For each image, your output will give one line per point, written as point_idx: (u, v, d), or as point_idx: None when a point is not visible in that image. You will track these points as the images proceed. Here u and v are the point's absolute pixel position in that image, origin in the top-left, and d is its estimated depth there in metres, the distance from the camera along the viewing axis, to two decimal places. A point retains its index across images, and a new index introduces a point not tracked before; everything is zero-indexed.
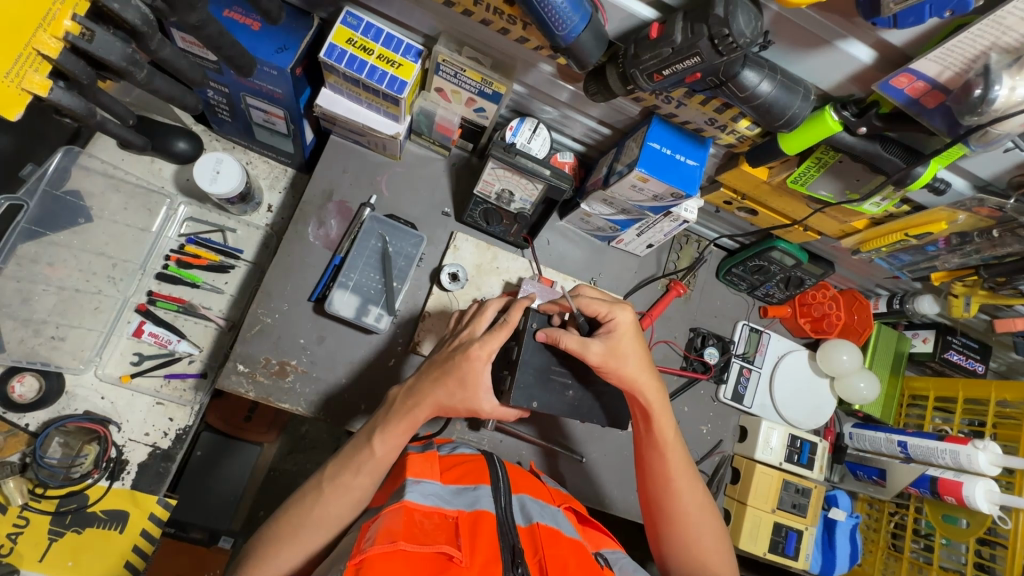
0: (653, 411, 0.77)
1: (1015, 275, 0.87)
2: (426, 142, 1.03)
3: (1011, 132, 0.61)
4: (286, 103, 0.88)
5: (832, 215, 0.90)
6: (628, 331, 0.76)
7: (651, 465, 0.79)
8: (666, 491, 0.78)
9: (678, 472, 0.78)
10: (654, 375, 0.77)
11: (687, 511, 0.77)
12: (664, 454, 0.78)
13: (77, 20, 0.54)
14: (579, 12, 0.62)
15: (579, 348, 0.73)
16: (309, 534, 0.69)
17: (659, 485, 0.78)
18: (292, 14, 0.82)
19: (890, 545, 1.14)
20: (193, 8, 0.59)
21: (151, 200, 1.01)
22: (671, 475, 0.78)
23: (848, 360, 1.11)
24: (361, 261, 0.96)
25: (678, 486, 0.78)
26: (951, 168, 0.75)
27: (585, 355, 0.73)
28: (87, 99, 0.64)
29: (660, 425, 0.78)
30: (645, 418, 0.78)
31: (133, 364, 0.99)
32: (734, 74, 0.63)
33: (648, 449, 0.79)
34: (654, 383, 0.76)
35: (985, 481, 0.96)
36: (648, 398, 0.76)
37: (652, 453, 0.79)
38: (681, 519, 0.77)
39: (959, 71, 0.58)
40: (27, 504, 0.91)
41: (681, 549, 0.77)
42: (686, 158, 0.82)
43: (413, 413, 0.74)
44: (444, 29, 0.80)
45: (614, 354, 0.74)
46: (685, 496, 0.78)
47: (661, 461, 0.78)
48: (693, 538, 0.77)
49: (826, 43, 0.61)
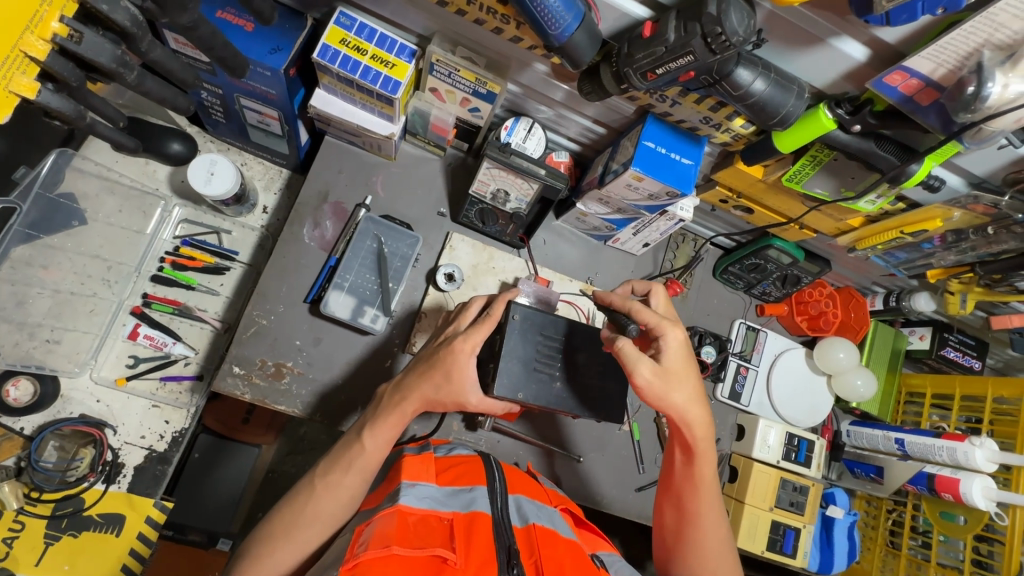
0: (695, 446, 0.76)
1: (1010, 271, 0.87)
2: (421, 143, 1.03)
3: (1006, 129, 0.61)
4: (280, 104, 0.87)
5: (828, 214, 0.90)
6: (676, 352, 0.73)
7: (682, 496, 0.78)
8: (690, 523, 0.76)
9: (708, 509, 0.76)
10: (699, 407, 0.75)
11: (706, 547, 0.75)
12: (698, 488, 0.77)
13: (65, 22, 0.54)
14: (573, 11, 0.62)
15: (627, 364, 0.71)
16: (305, 533, 0.68)
17: (684, 516, 0.77)
18: (285, 14, 0.82)
19: (888, 542, 1.14)
20: (184, 9, 0.59)
21: (146, 202, 1.01)
22: (699, 509, 0.76)
23: (846, 358, 1.11)
24: (356, 262, 0.95)
25: (704, 519, 0.76)
26: (946, 165, 0.75)
27: (630, 371, 0.71)
28: (77, 101, 0.63)
29: (700, 462, 0.76)
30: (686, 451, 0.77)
31: (129, 366, 0.98)
32: (728, 73, 0.63)
33: (682, 480, 0.78)
34: (705, 421, 0.75)
35: (982, 478, 0.96)
36: (694, 434, 0.75)
37: (686, 485, 0.78)
38: (697, 552, 0.75)
39: (953, 68, 0.57)
40: (23, 508, 0.90)
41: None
42: (681, 157, 0.82)
43: (401, 406, 0.74)
44: (438, 29, 0.80)
45: (662, 375, 0.71)
46: (708, 532, 0.76)
47: (692, 495, 0.77)
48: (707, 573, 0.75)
49: (820, 41, 0.60)
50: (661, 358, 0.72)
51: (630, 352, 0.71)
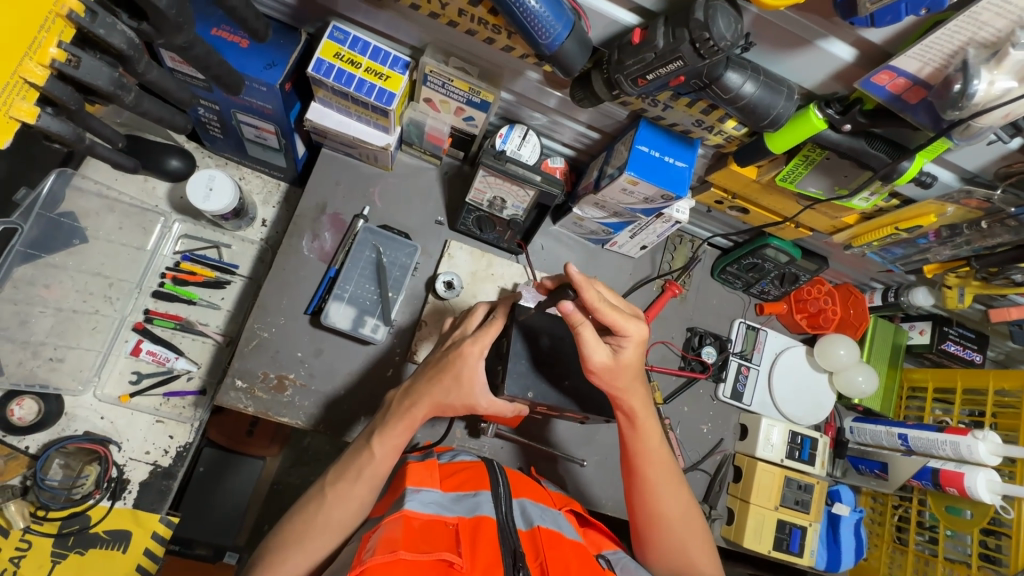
0: (636, 414, 0.74)
1: (1006, 265, 0.86)
2: (417, 152, 1.04)
3: (994, 125, 0.61)
4: (276, 118, 0.88)
5: (823, 212, 0.90)
6: (635, 347, 0.68)
7: (635, 471, 0.77)
8: (648, 495, 0.77)
9: (661, 475, 0.77)
10: (642, 383, 0.73)
11: (671, 513, 0.76)
12: (649, 460, 0.76)
13: (64, 47, 0.54)
14: (563, 20, 0.63)
15: (581, 347, 0.67)
16: (314, 541, 0.68)
17: (641, 489, 0.77)
18: (279, 30, 0.83)
19: (895, 538, 1.13)
20: (180, 30, 0.58)
21: (146, 218, 1.02)
22: (655, 479, 0.77)
23: (846, 355, 1.11)
24: (356, 272, 0.96)
25: (661, 492, 0.77)
26: (937, 162, 0.76)
27: (584, 352, 0.67)
28: (76, 124, 0.63)
29: (644, 430, 0.75)
30: (627, 422, 0.76)
31: (132, 383, 0.99)
32: (717, 76, 0.63)
33: (633, 454, 0.77)
34: (643, 386, 0.73)
35: (986, 472, 0.96)
36: (637, 404, 0.74)
37: (636, 462, 0.77)
38: (664, 523, 0.76)
39: (939, 67, 0.58)
40: (29, 527, 0.90)
41: (664, 549, 0.77)
42: (675, 160, 0.83)
43: (411, 412, 0.74)
44: (431, 40, 0.81)
45: (614, 366, 0.68)
46: (667, 499, 0.77)
47: (645, 467, 0.77)
48: (678, 538, 0.76)
49: (807, 43, 0.61)
50: (619, 352, 0.68)
51: (589, 338, 0.66)
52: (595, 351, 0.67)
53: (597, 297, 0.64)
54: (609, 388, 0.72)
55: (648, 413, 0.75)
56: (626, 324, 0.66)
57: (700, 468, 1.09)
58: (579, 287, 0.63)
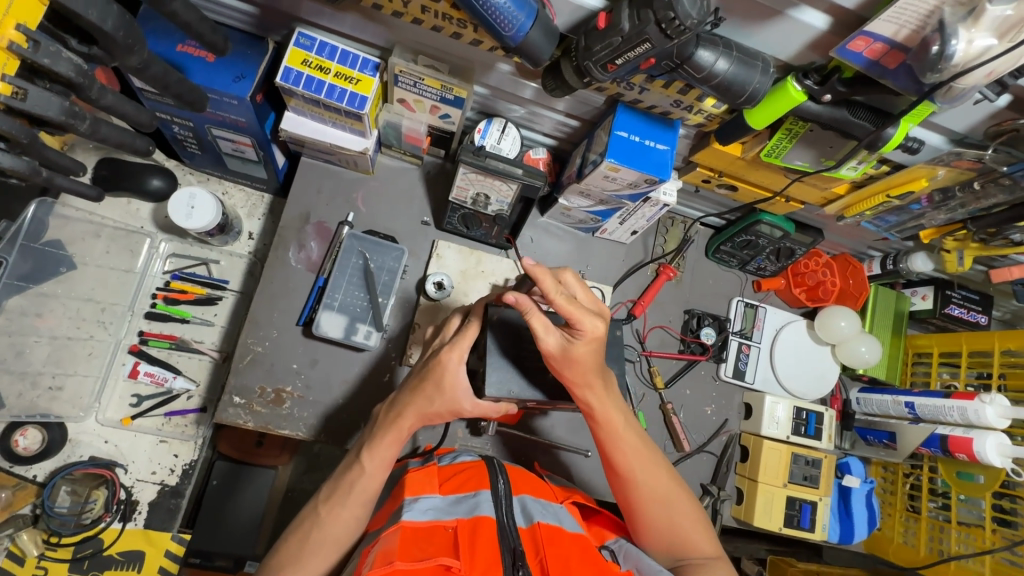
0: (596, 406, 0.72)
1: (1004, 225, 0.84)
2: (398, 154, 1.02)
3: (977, 84, 0.59)
4: (251, 131, 0.87)
5: (812, 184, 0.88)
6: (591, 340, 0.64)
7: (610, 461, 0.76)
8: (629, 482, 0.76)
9: (636, 460, 0.75)
10: (597, 376, 0.70)
11: (654, 495, 0.75)
12: (619, 449, 0.75)
13: (8, 80, 0.52)
14: (525, 9, 0.61)
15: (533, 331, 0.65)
16: (312, 561, 0.69)
17: (621, 478, 0.76)
18: (243, 41, 0.82)
19: (908, 507, 1.12)
20: (131, 51, 0.58)
21: (133, 240, 1.02)
22: (631, 465, 0.75)
23: (847, 326, 1.09)
24: (344, 280, 0.95)
25: (640, 477, 0.75)
26: (924, 125, 0.74)
27: (535, 337, 0.66)
28: (33, 155, 0.63)
29: (608, 419, 0.74)
30: (590, 415, 0.74)
31: (133, 406, 1.00)
32: (688, 56, 0.61)
33: (603, 446, 0.76)
34: (600, 376, 0.70)
35: (995, 435, 0.95)
36: (592, 393, 0.71)
37: (609, 453, 0.76)
38: (649, 508, 0.75)
39: (915, 28, 0.56)
40: (42, 554, 0.92)
41: (658, 533, 0.76)
42: (656, 143, 0.81)
43: (397, 424, 0.74)
44: (398, 39, 0.79)
45: (567, 358, 0.66)
46: (647, 482, 0.75)
47: (619, 455, 0.75)
48: (668, 517, 0.75)
49: (778, 13, 0.59)
50: (571, 345, 0.65)
51: (539, 326, 0.65)
52: (546, 337, 0.65)
53: (553, 288, 0.60)
54: (565, 380, 0.69)
55: (607, 403, 0.73)
56: (581, 317, 0.62)
57: (706, 450, 1.09)
58: (534, 277, 0.61)
